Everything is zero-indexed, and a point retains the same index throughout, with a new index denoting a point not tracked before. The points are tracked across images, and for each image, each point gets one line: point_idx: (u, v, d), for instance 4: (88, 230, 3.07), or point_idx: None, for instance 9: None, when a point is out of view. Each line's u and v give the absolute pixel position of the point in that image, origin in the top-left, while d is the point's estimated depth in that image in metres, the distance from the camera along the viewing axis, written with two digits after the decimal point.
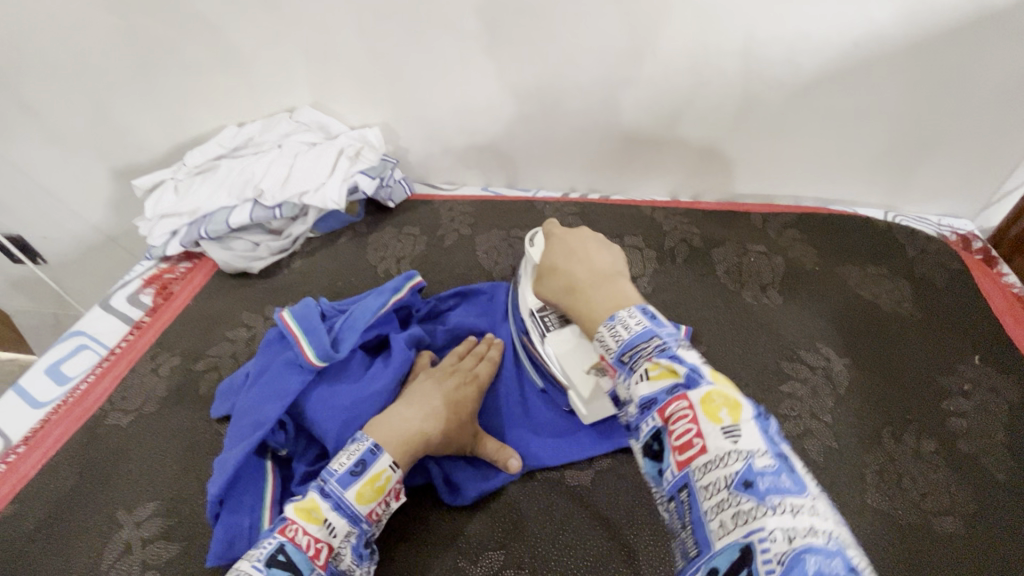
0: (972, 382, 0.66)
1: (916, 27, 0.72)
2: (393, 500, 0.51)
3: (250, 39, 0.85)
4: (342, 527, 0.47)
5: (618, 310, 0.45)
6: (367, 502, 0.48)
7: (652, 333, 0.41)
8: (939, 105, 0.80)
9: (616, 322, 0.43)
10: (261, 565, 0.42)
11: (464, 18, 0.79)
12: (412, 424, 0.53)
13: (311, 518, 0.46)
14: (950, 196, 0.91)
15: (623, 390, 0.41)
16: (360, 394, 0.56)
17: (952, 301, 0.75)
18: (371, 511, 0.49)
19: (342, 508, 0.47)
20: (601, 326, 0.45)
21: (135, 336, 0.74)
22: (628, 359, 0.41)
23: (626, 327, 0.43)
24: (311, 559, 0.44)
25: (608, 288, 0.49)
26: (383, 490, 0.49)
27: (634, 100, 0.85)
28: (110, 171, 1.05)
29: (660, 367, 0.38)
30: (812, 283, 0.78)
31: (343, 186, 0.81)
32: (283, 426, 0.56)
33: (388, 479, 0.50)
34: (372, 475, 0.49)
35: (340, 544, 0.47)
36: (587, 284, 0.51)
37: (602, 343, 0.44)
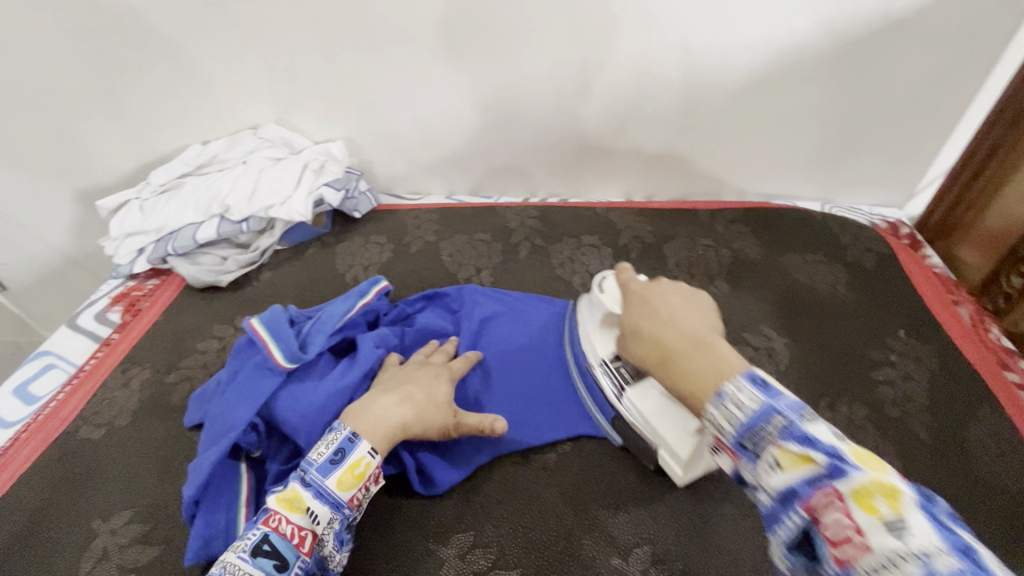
0: (899, 353, 0.73)
1: (832, 36, 0.80)
2: (372, 485, 0.53)
3: (213, 60, 0.87)
4: (324, 514, 0.50)
5: (720, 384, 0.40)
6: (347, 489, 0.51)
7: (771, 408, 0.36)
8: (861, 104, 0.88)
9: (727, 398, 0.39)
10: (247, 555, 0.47)
11: (420, 36, 0.83)
12: (389, 410, 0.55)
13: (293, 508, 0.49)
14: (878, 187, 0.99)
15: (752, 476, 0.37)
16: (327, 392, 0.58)
17: (882, 282, 0.82)
18: (352, 497, 0.51)
19: (322, 496, 0.50)
20: (707, 404, 0.41)
21: (105, 352, 0.74)
22: (749, 444, 0.37)
23: (737, 405, 0.38)
24: (295, 546, 0.48)
25: (705, 359, 0.44)
26: (363, 476, 0.52)
27: (586, 108, 0.91)
28: (73, 193, 1.05)
29: (793, 455, 0.34)
30: (757, 271, 0.84)
31: (309, 199, 0.84)
32: (254, 427, 0.58)
33: (368, 465, 0.52)
34: (351, 464, 0.51)
35: (323, 530, 0.50)
36: (678, 351, 0.47)
37: (714, 425, 0.40)
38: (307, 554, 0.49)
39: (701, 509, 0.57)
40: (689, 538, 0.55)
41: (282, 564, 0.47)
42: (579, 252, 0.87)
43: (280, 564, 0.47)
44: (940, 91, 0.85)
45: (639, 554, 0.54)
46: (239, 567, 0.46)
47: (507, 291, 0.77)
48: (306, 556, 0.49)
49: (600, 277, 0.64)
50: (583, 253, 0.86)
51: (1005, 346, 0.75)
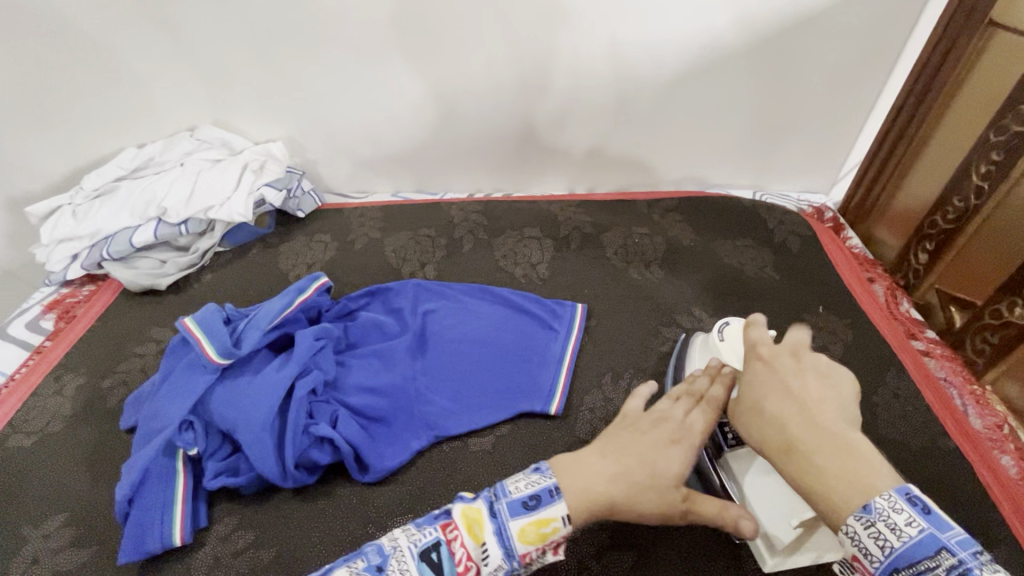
0: (818, 328, 0.78)
1: (749, 31, 0.85)
2: (549, 551, 0.47)
3: (145, 61, 0.86)
4: (496, 556, 0.45)
5: (866, 495, 0.39)
6: (527, 543, 0.45)
7: (938, 542, 0.37)
8: (781, 97, 0.93)
9: (875, 519, 0.38)
10: (416, 554, 0.45)
11: (356, 36, 0.84)
12: (599, 482, 0.48)
13: (470, 531, 0.46)
14: (804, 174, 1.04)
15: None
16: (261, 385, 0.59)
17: (804, 262, 0.88)
18: (524, 555, 0.46)
19: (501, 536, 0.46)
20: (848, 517, 0.39)
21: (37, 360, 0.73)
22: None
23: (894, 531, 0.37)
24: (458, 575, 0.44)
25: (841, 462, 0.41)
26: (546, 539, 0.46)
27: (524, 103, 0.93)
28: (2, 201, 1.01)
29: None
30: (689, 256, 0.88)
31: (249, 199, 0.84)
32: (190, 426, 0.57)
33: (555, 530, 0.45)
34: (541, 518, 0.46)
35: (488, 572, 0.46)
36: (805, 440, 0.44)
37: (854, 543, 0.39)
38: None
39: None
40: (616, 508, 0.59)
41: None
42: (522, 244, 0.89)
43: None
44: (850, 82, 0.91)
45: (569, 523, 0.59)
46: (405, 561, 0.44)
47: (449, 284, 0.79)
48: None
49: (725, 323, 0.63)
50: (525, 245, 0.89)
51: (914, 317, 0.81)
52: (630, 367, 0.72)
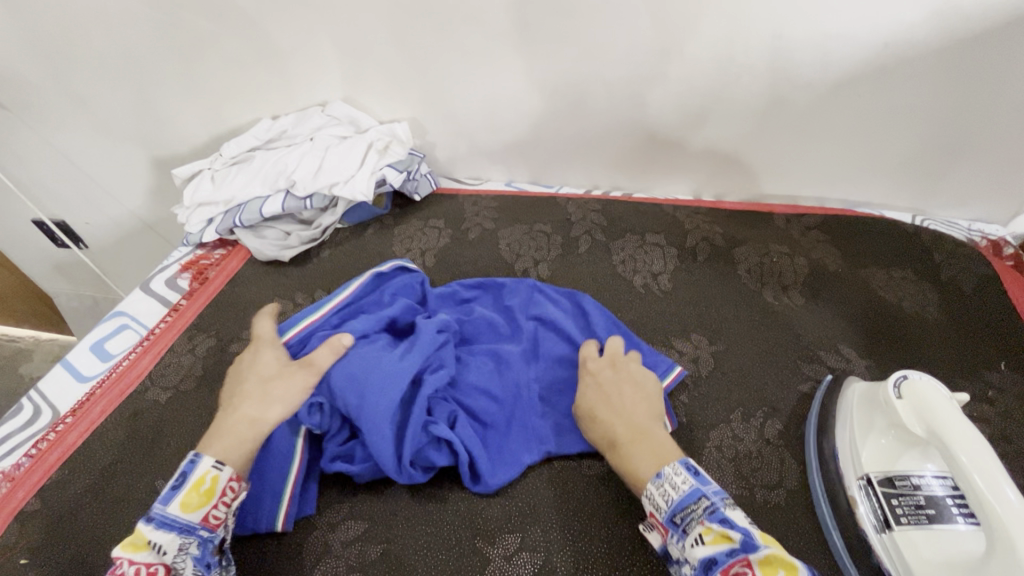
0: (996, 388, 0.67)
1: (951, 30, 0.71)
2: (232, 498, 0.50)
3: (286, 34, 0.87)
4: (171, 544, 0.46)
5: (659, 466, 0.49)
6: (196, 510, 0.47)
7: (699, 491, 0.46)
8: (973, 109, 0.78)
9: (665, 478, 0.47)
10: None
11: (493, 17, 0.80)
12: (242, 420, 0.54)
13: (135, 548, 0.45)
14: (981, 200, 0.89)
15: (679, 550, 0.45)
16: (385, 372, 0.57)
17: (980, 306, 0.75)
18: (206, 517, 0.48)
19: (167, 524, 0.46)
20: (647, 483, 0.48)
21: (173, 317, 0.78)
22: (680, 519, 0.45)
23: (673, 486, 0.47)
24: None
25: (645, 445, 0.51)
26: (212, 491, 0.48)
27: (661, 97, 0.85)
28: (150, 159, 1.10)
29: (714, 532, 0.43)
30: (836, 283, 0.78)
31: (371, 179, 0.84)
32: (317, 408, 0.59)
33: (215, 480, 0.49)
34: (195, 481, 0.48)
35: (176, 561, 0.46)
36: (625, 438, 0.53)
37: (651, 500, 0.48)
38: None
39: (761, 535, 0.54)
40: None
41: None
42: (642, 251, 0.83)
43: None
44: None
45: None
46: None
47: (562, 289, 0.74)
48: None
49: (901, 377, 0.52)
50: (647, 252, 0.82)
51: None
52: (765, 405, 0.65)
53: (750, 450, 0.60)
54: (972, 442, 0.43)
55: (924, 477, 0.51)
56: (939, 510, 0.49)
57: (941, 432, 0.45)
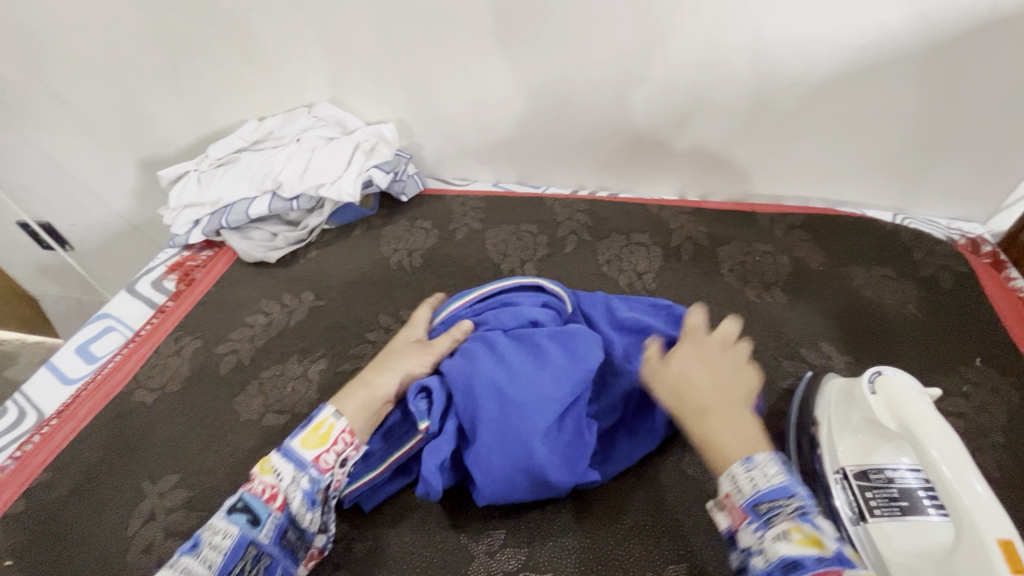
0: (972, 383, 0.68)
1: (926, 32, 0.72)
2: (343, 447, 0.53)
3: (272, 36, 0.87)
4: (289, 473, 0.51)
5: (751, 452, 0.46)
6: (312, 447, 0.52)
7: (793, 489, 0.43)
8: (949, 110, 0.80)
9: (756, 465, 0.45)
10: (223, 513, 0.50)
11: (478, 18, 0.81)
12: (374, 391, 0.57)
13: (265, 469, 0.52)
14: (960, 199, 0.90)
15: (750, 540, 0.43)
16: (536, 393, 0.52)
17: (957, 302, 0.76)
18: (319, 458, 0.52)
19: (289, 455, 0.52)
20: (734, 465, 0.45)
21: (159, 319, 0.78)
22: (764, 510, 0.43)
23: (764, 475, 0.44)
24: (266, 503, 0.50)
25: (733, 425, 0.48)
26: (327, 436, 0.53)
27: (646, 98, 0.86)
28: (137, 161, 1.09)
29: (806, 534, 0.40)
30: (818, 282, 0.79)
31: (358, 180, 0.84)
32: (424, 396, 0.55)
33: (331, 427, 0.53)
34: (316, 424, 0.54)
35: (292, 490, 0.51)
36: (715, 410, 0.49)
37: (732, 483, 0.45)
38: (279, 511, 0.51)
39: None
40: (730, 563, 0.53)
41: (253, 519, 0.49)
42: (628, 250, 0.84)
43: (253, 521, 0.49)
44: None
45: (674, 571, 0.53)
46: (214, 524, 0.49)
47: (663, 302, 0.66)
48: (279, 513, 0.51)
49: (876, 373, 0.53)
50: (632, 252, 0.83)
51: None
52: None
53: None
54: (941, 434, 0.44)
55: (898, 469, 0.53)
56: (912, 501, 0.51)
57: (911, 425, 0.46)
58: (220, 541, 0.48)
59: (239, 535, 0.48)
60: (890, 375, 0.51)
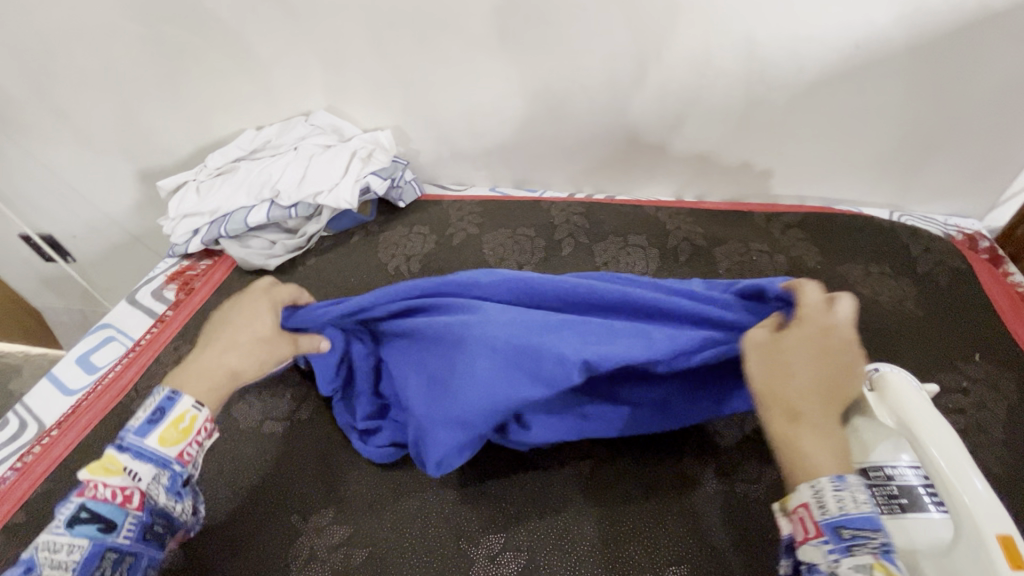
0: (972, 379, 0.68)
1: (917, 30, 0.73)
2: (207, 438, 0.53)
3: (268, 46, 0.88)
4: (148, 472, 0.49)
5: (846, 470, 0.41)
6: (173, 445, 0.50)
7: (879, 519, 0.39)
8: (943, 106, 0.80)
9: (846, 487, 0.40)
10: (62, 528, 0.45)
11: (472, 24, 0.81)
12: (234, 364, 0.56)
13: (108, 472, 0.48)
14: (956, 195, 0.90)
15: (817, 560, 0.40)
16: (465, 375, 0.52)
17: (955, 299, 0.76)
18: (182, 453, 0.51)
19: (143, 455, 0.49)
20: (826, 479, 0.41)
21: (159, 328, 0.78)
22: (846, 534, 0.39)
23: (855, 499, 0.39)
24: (121, 506, 0.47)
25: (801, 432, 0.43)
26: (190, 430, 0.52)
27: (640, 101, 0.87)
28: (136, 172, 1.10)
29: (888, 574, 0.37)
30: (815, 280, 0.79)
31: (355, 186, 0.84)
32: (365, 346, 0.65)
33: (193, 419, 0.52)
34: (173, 419, 0.51)
35: (150, 487, 0.49)
36: (805, 413, 0.44)
37: (815, 496, 0.41)
38: (139, 510, 0.48)
39: (741, 528, 0.55)
40: (731, 563, 0.53)
41: (109, 527, 0.46)
42: (624, 252, 0.84)
43: (105, 529, 0.46)
44: None
45: (675, 573, 0.53)
46: (55, 541, 0.45)
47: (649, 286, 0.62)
48: (139, 512, 0.48)
49: (872, 369, 0.53)
50: (629, 253, 0.84)
51: None
52: None
53: (731, 450, 0.60)
54: (939, 428, 0.44)
55: (898, 467, 0.53)
56: (912, 498, 0.51)
57: (907, 419, 0.46)
58: (69, 556, 0.45)
59: (93, 545, 0.45)
60: (883, 370, 0.52)
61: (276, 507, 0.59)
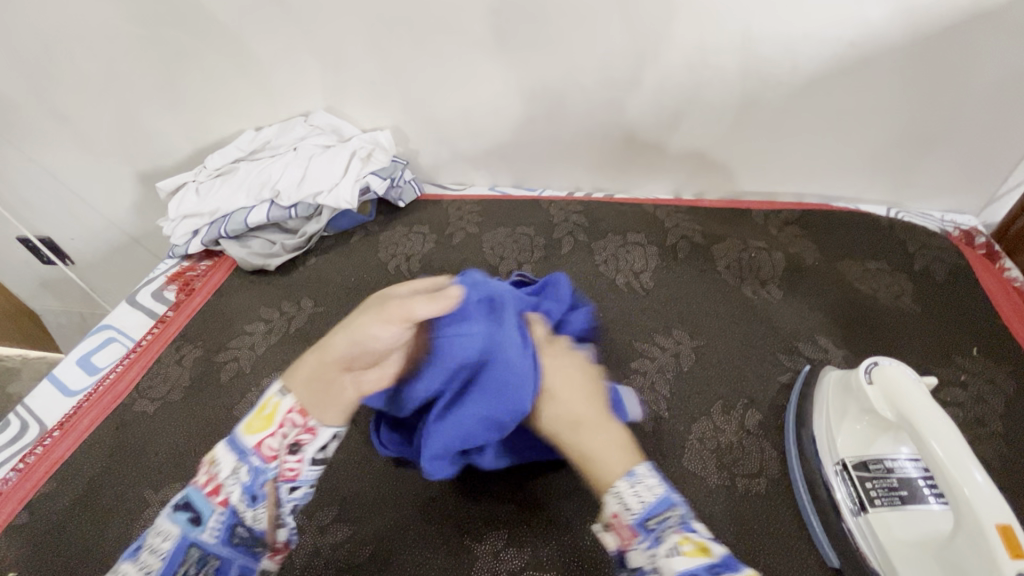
0: (969, 373, 0.68)
1: (911, 27, 0.73)
2: (291, 431, 0.45)
3: (267, 46, 0.88)
4: (228, 462, 0.44)
5: (631, 465, 0.44)
6: (254, 433, 0.44)
7: (671, 499, 0.41)
8: (938, 102, 0.81)
9: (638, 480, 0.42)
10: (168, 512, 0.44)
11: (470, 23, 0.81)
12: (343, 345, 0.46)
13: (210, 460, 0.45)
14: (953, 191, 0.91)
15: (643, 558, 0.40)
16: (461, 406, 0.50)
17: (952, 293, 0.77)
18: (261, 444, 0.44)
19: (232, 444, 0.45)
20: (619, 480, 0.43)
21: (160, 329, 0.78)
22: (654, 525, 0.40)
23: (647, 489, 0.42)
24: (208, 498, 0.43)
25: (597, 437, 0.46)
26: (273, 418, 0.45)
27: (637, 99, 0.87)
28: (136, 174, 1.10)
29: (694, 543, 0.38)
30: (813, 276, 0.79)
31: (355, 186, 0.84)
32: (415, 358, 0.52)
33: (276, 406, 0.45)
34: (259, 405, 0.46)
35: (231, 481, 0.44)
36: (590, 421, 0.48)
37: (618, 500, 0.42)
38: (223, 507, 0.44)
39: (742, 523, 0.56)
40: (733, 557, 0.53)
41: (196, 517, 0.43)
42: (624, 250, 0.84)
43: (194, 520, 0.43)
44: None
45: None
46: (159, 524, 0.43)
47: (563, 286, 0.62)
48: (222, 508, 0.43)
49: (872, 364, 0.54)
50: (628, 251, 0.84)
51: None
52: (744, 396, 0.66)
53: (732, 441, 0.62)
54: (937, 423, 0.45)
55: (897, 460, 0.53)
56: (912, 491, 0.52)
57: (907, 414, 0.47)
58: (160, 544, 0.42)
59: (180, 536, 0.42)
60: (881, 366, 0.52)
61: None
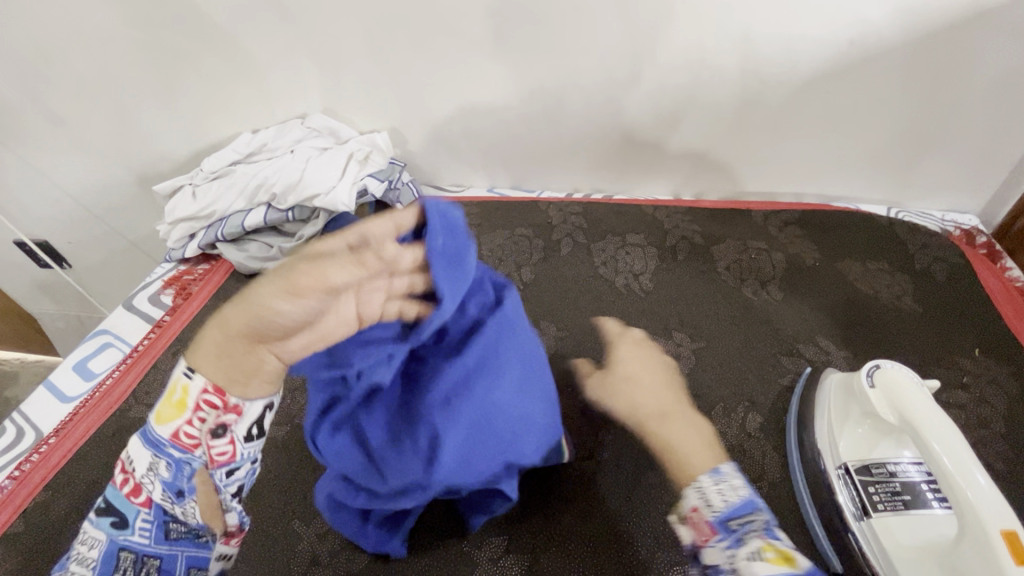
0: (971, 374, 0.68)
1: (912, 26, 0.73)
2: (208, 416, 0.36)
3: (264, 48, 0.88)
4: (142, 458, 0.38)
5: (715, 462, 0.43)
6: (166, 423, 0.36)
7: (756, 504, 0.40)
8: (939, 102, 0.80)
9: (724, 478, 0.41)
10: (95, 516, 0.41)
11: (467, 23, 0.81)
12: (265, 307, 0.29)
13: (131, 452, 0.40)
14: (953, 191, 0.91)
15: (718, 556, 0.38)
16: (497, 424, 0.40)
17: (954, 294, 0.76)
18: (177, 435, 0.36)
19: (147, 436, 0.38)
20: (701, 476, 0.42)
21: (156, 334, 0.78)
22: (734, 526, 0.39)
23: (732, 488, 0.41)
24: (126, 497, 0.40)
25: (681, 427, 0.48)
26: (183, 405, 0.36)
27: (637, 99, 0.86)
28: (132, 177, 1.10)
29: (777, 550, 0.36)
30: (814, 277, 0.79)
31: (353, 189, 0.84)
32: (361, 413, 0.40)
33: (184, 390, 0.35)
34: (169, 388, 0.36)
35: (146, 479, 0.39)
36: (668, 413, 0.49)
37: (700, 495, 0.41)
38: (146, 507, 0.40)
39: None
40: None
41: (121, 521, 0.40)
42: (623, 251, 0.84)
43: (118, 524, 0.40)
44: None
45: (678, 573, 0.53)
46: (88, 531, 0.41)
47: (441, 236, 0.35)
48: (146, 508, 0.40)
49: (874, 366, 0.53)
50: (628, 252, 0.83)
51: None
52: (745, 399, 0.66)
53: (732, 445, 0.61)
54: (940, 427, 0.44)
55: (900, 464, 0.53)
56: (915, 495, 0.51)
57: (909, 417, 0.46)
58: (88, 554, 0.40)
59: (107, 542, 0.40)
60: (882, 368, 0.51)
61: (277, 513, 0.59)
